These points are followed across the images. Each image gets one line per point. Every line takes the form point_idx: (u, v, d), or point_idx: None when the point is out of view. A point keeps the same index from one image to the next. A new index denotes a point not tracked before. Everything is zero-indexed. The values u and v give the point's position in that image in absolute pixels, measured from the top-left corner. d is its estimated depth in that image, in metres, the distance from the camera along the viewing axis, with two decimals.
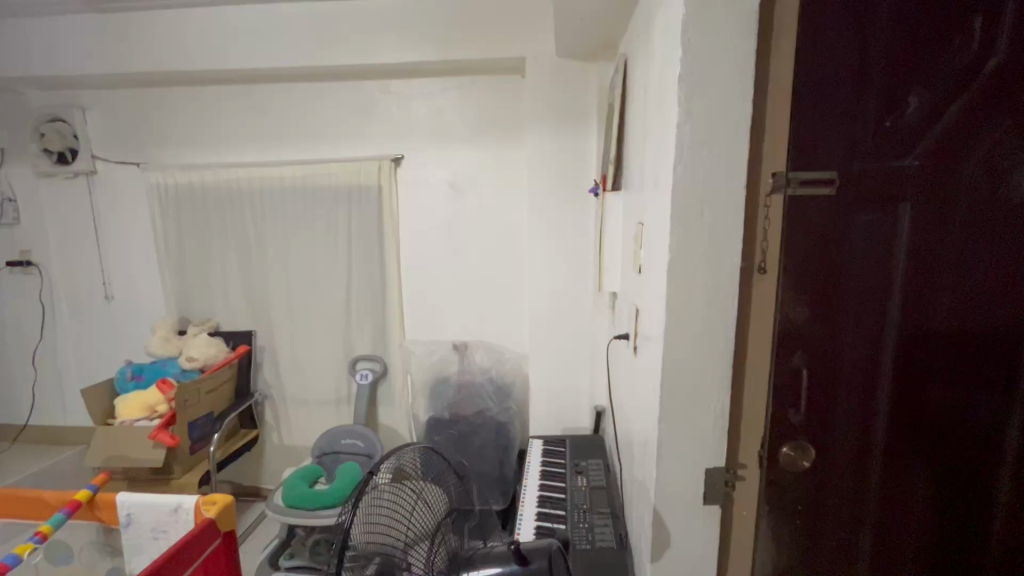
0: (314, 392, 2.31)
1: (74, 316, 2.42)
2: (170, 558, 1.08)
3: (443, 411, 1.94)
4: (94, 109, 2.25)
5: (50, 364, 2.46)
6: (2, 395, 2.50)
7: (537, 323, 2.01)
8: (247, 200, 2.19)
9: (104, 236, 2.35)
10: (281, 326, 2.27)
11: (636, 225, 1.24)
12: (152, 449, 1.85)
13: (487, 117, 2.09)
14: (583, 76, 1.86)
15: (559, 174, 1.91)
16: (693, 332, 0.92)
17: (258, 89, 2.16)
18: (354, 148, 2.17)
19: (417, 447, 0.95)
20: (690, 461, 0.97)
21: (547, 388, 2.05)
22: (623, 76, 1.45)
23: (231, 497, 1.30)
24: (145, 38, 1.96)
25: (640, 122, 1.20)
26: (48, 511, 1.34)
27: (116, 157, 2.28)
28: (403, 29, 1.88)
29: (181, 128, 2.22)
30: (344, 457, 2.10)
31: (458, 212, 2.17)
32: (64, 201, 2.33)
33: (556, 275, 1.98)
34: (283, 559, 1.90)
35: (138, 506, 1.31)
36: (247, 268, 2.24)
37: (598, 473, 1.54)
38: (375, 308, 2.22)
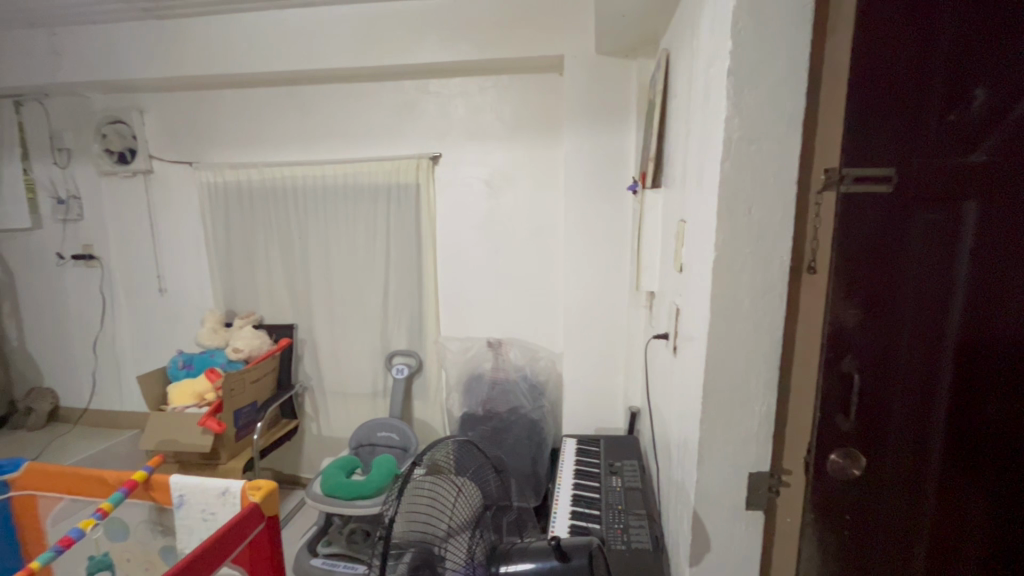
0: (352, 385, 2.37)
1: (131, 307, 2.56)
2: (220, 538, 1.13)
3: (477, 407, 1.98)
4: (151, 111, 2.37)
5: (108, 351, 2.61)
6: (67, 380, 2.68)
7: (572, 321, 2.00)
8: (291, 199, 2.26)
9: (158, 232, 2.47)
10: (321, 321, 2.34)
11: (677, 223, 1.22)
12: (201, 435, 1.94)
13: (525, 115, 2.09)
14: (623, 73, 1.84)
15: (596, 171, 1.89)
16: (737, 333, 0.90)
17: (302, 90, 2.23)
18: (393, 147, 2.21)
19: (449, 441, 0.96)
20: (733, 464, 0.95)
21: (581, 387, 2.04)
22: (665, 71, 1.42)
23: (274, 483, 1.34)
24: (198, 43, 2.06)
25: (683, 118, 1.17)
26: (108, 489, 1.41)
27: (170, 156, 2.39)
28: (443, 29, 1.90)
29: (230, 129, 2.32)
30: (380, 449, 2.14)
31: (494, 210, 2.18)
32: (122, 198, 2.46)
33: (592, 275, 1.97)
34: (321, 546, 1.97)
35: (190, 488, 1.37)
36: (290, 264, 2.32)
37: (634, 474, 1.52)
38: (411, 304, 2.26)
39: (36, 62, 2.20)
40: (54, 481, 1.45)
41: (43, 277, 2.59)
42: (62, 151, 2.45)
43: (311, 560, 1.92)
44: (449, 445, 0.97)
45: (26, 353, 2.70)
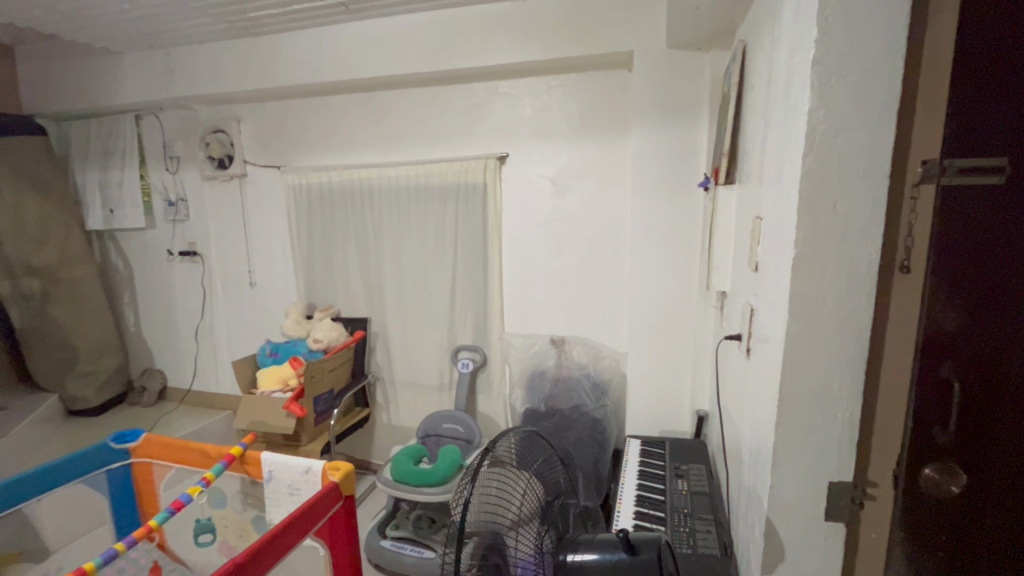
0: (420, 377, 2.47)
1: (226, 299, 2.81)
2: (304, 512, 1.23)
3: (539, 403, 2.01)
4: (246, 121, 2.60)
5: (207, 339, 2.89)
6: (173, 363, 3.00)
7: (637, 321, 1.97)
8: (367, 199, 2.40)
9: (250, 231, 2.70)
10: (392, 315, 2.46)
11: (753, 220, 1.17)
12: (285, 418, 2.10)
13: (591, 114, 2.08)
14: (694, 67, 1.80)
15: (666, 167, 1.86)
16: (820, 335, 0.86)
17: (379, 96, 2.35)
18: (462, 147, 2.27)
19: (510, 435, 1.00)
20: (811, 472, 0.91)
21: (646, 388, 2.01)
22: (740, 63, 1.37)
23: (351, 465, 1.44)
24: (288, 56, 2.23)
25: (761, 111, 1.13)
26: (210, 461, 1.58)
27: (261, 161, 2.60)
28: (512, 32, 1.94)
29: (314, 135, 2.49)
30: (445, 440, 2.22)
31: (560, 208, 2.18)
32: (222, 200, 2.71)
33: (660, 274, 1.93)
34: (390, 529, 2.06)
35: (278, 464, 1.50)
36: (366, 262, 2.46)
37: (701, 478, 1.48)
38: (477, 300, 2.32)
39: (153, 80, 2.48)
40: (166, 451, 1.63)
41: (155, 271, 2.92)
42: (172, 158, 2.74)
43: (380, 541, 2.02)
44: (511, 438, 1.00)
45: (141, 338, 3.05)
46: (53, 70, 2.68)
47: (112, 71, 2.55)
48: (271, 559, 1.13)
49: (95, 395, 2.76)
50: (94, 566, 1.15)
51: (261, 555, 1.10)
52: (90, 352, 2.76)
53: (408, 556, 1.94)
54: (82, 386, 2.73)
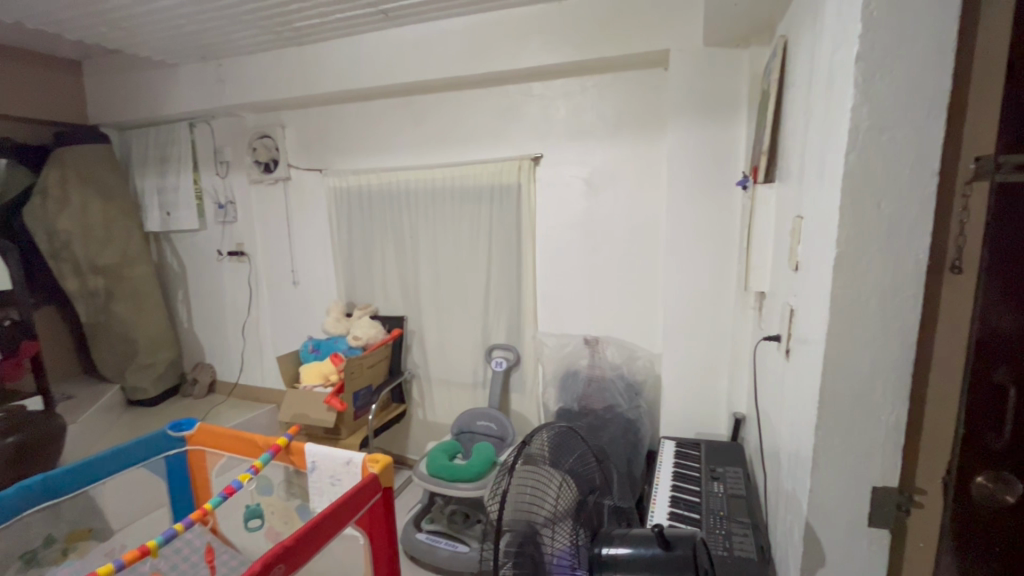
0: (455, 375, 2.52)
1: (271, 297, 2.94)
2: (346, 501, 1.29)
3: (573, 403, 2.02)
4: (290, 126, 2.71)
5: (253, 335, 3.03)
6: (222, 357, 3.16)
7: (672, 322, 1.96)
8: (404, 201, 2.46)
9: (294, 232, 2.81)
10: (429, 314, 2.52)
11: (793, 219, 1.15)
12: (326, 412, 2.18)
13: (626, 114, 2.07)
14: (733, 64, 1.77)
15: (702, 166, 1.84)
16: (863, 337, 0.84)
17: (416, 99, 2.41)
18: (497, 148, 2.30)
19: (544, 430, 1.00)
20: (853, 476, 0.89)
21: (682, 390, 1.98)
22: (781, 60, 1.34)
23: (390, 458, 1.50)
24: (330, 63, 2.32)
25: (802, 109, 1.11)
26: (258, 450, 1.66)
27: (305, 164, 2.71)
28: (547, 34, 1.96)
29: (354, 138, 2.57)
30: (479, 437, 2.26)
31: (594, 208, 2.18)
32: (267, 202, 2.84)
33: (696, 274, 1.90)
34: (425, 522, 2.11)
35: (321, 455, 1.57)
36: (403, 262, 2.53)
37: (738, 481, 1.46)
38: (511, 299, 2.35)
39: (206, 89, 2.61)
40: (219, 440, 1.72)
41: (206, 271, 3.08)
42: (222, 163, 2.88)
43: (416, 534, 2.07)
44: (544, 435, 1.01)
45: (192, 333, 3.22)
46: (116, 82, 2.87)
47: (168, 81, 2.71)
48: (315, 543, 1.19)
49: (152, 386, 2.95)
50: (156, 544, 1.24)
51: (306, 540, 1.16)
52: (147, 346, 2.93)
53: (443, 549, 1.98)
54: (140, 378, 2.91)
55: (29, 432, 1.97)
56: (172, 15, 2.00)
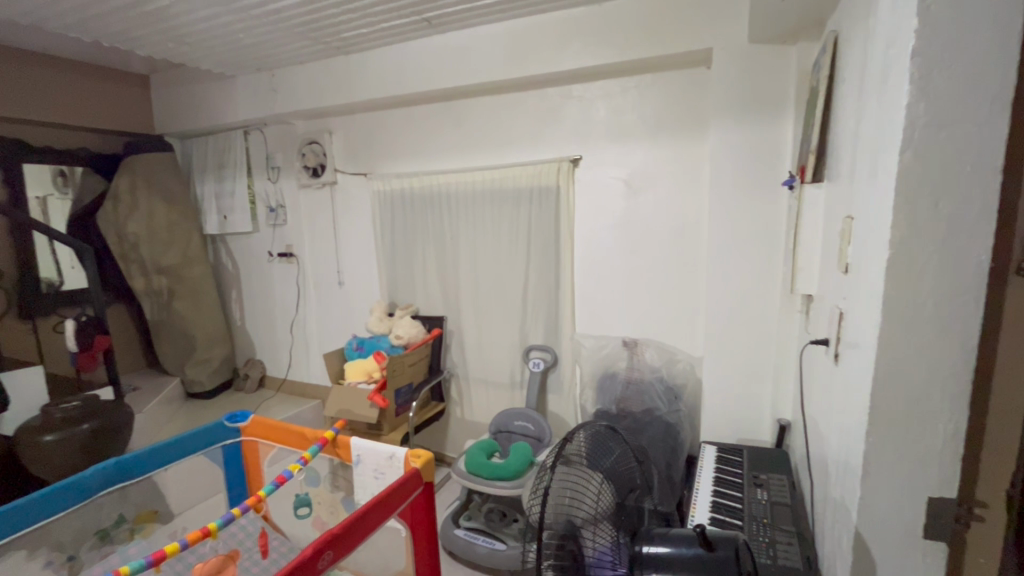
0: (493, 375, 2.55)
1: (317, 296, 3.06)
2: (389, 494, 1.34)
3: (611, 405, 2.01)
4: (337, 132, 2.82)
5: (301, 333, 3.16)
6: (271, 354, 3.31)
7: (714, 325, 1.92)
8: (445, 203, 2.52)
9: (339, 234, 2.92)
10: (468, 314, 2.56)
11: (843, 219, 1.12)
12: (369, 408, 2.26)
13: (667, 114, 2.05)
14: (779, 61, 1.73)
15: (747, 165, 1.80)
16: (919, 340, 0.81)
17: (457, 104, 2.47)
18: (536, 151, 2.32)
19: (580, 433, 1.02)
20: (906, 486, 0.86)
21: (723, 394, 1.94)
22: (831, 55, 1.30)
23: (431, 453, 1.54)
24: (375, 70, 2.40)
25: (854, 105, 1.07)
26: (307, 442, 1.74)
27: (350, 169, 2.81)
28: (587, 36, 1.97)
29: (397, 144, 2.65)
30: (516, 437, 2.28)
31: (633, 209, 2.17)
32: (315, 206, 2.96)
33: (739, 276, 1.86)
34: (463, 519, 2.15)
35: (365, 449, 1.63)
36: (443, 263, 2.59)
37: (782, 489, 1.42)
38: (549, 300, 2.36)
39: (260, 98, 2.76)
40: (271, 432, 1.82)
41: (258, 271, 3.24)
42: (273, 168, 3.02)
43: (454, 530, 2.11)
44: (581, 436, 1.03)
45: (245, 330, 3.39)
46: (179, 94, 3.06)
47: (226, 92, 2.87)
48: (359, 535, 1.24)
49: (208, 380, 3.12)
50: (216, 527, 1.31)
51: (352, 529, 1.22)
52: (204, 342, 3.12)
53: (481, 546, 2.01)
54: (198, 372, 3.09)
55: (101, 420, 2.11)
56: (231, 30, 2.13)
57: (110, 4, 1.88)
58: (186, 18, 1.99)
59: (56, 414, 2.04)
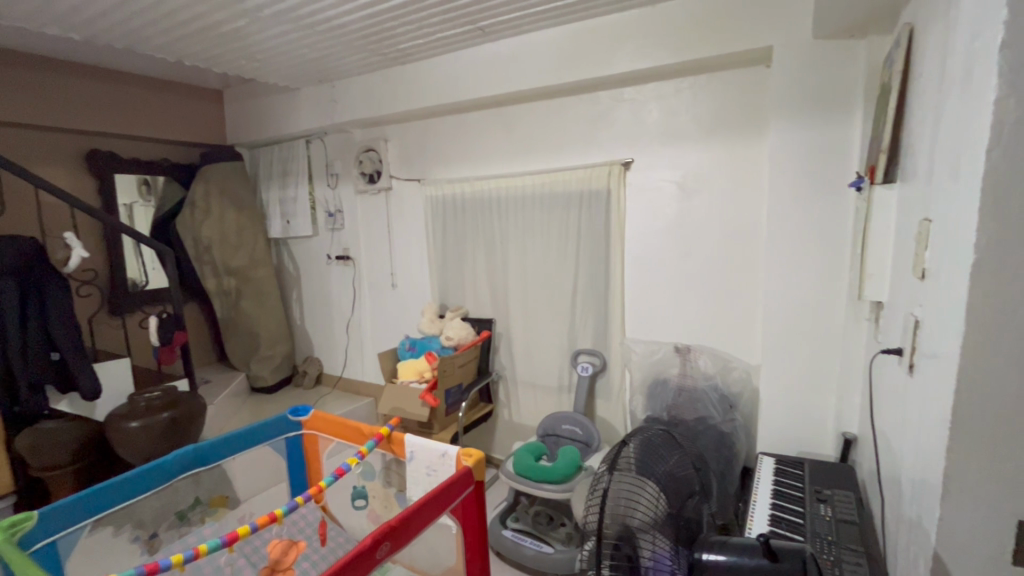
0: (541, 378, 2.56)
1: (372, 297, 3.18)
2: (443, 490, 1.38)
3: (662, 412, 1.98)
4: (392, 140, 2.92)
5: (356, 333, 3.29)
6: (328, 352, 3.46)
7: (770, 332, 1.86)
8: (496, 208, 2.56)
9: (393, 238, 3.02)
10: (516, 317, 2.59)
11: (919, 222, 1.06)
12: (421, 407, 2.32)
13: (723, 114, 2.00)
14: (847, 56, 1.65)
15: (810, 166, 1.73)
16: (1009, 352, 0.76)
17: (509, 109, 2.50)
18: (587, 154, 2.32)
19: (628, 443, 1.05)
20: (992, 507, 0.80)
21: (782, 404, 1.87)
22: (907, 48, 1.23)
23: (482, 453, 1.57)
24: (429, 79, 2.48)
25: (932, 100, 1.01)
26: (364, 437, 1.81)
27: (404, 175, 2.91)
28: (640, 38, 1.96)
29: (449, 150, 2.72)
30: (564, 440, 2.28)
31: (687, 212, 2.12)
32: (371, 210, 3.08)
33: (800, 279, 1.79)
34: (510, 520, 2.17)
35: (418, 446, 1.68)
36: (493, 267, 2.63)
37: (849, 507, 1.34)
38: (598, 304, 2.35)
39: (322, 109, 2.90)
40: (331, 427, 1.91)
41: (317, 273, 3.40)
42: (333, 175, 3.17)
43: (502, 530, 2.14)
44: (630, 447, 1.05)
45: (304, 330, 3.56)
46: (249, 107, 3.27)
47: (290, 104, 3.04)
48: (415, 528, 1.29)
49: (270, 375, 3.30)
50: (281, 513, 1.39)
51: (409, 522, 1.26)
52: (268, 339, 3.30)
53: (529, 548, 2.02)
54: (262, 367, 3.28)
55: (179, 410, 2.28)
56: (298, 45, 2.25)
57: (193, 26, 2.03)
58: (258, 36, 2.13)
59: (141, 402, 2.23)
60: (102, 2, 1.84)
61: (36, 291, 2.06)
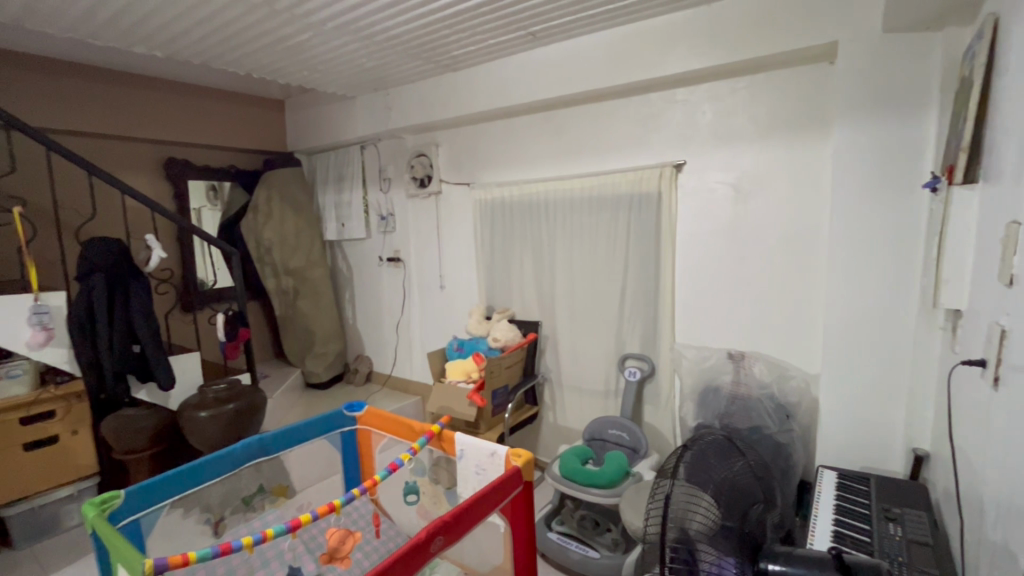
0: (587, 381, 2.55)
1: (421, 298, 3.26)
2: (493, 488, 1.40)
3: (713, 420, 1.93)
4: (443, 145, 2.99)
5: (405, 332, 3.38)
6: (378, 351, 3.57)
7: (832, 340, 1.77)
8: (544, 211, 2.57)
9: (442, 241, 3.09)
10: (563, 320, 2.59)
11: (1006, 226, 0.99)
12: (468, 406, 2.36)
13: (783, 114, 1.93)
14: (921, 50, 1.57)
15: (879, 166, 1.64)
16: None
17: (558, 113, 2.51)
18: (637, 156, 2.30)
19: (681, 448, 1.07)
20: None
21: (846, 416, 1.78)
22: (991, 40, 1.16)
23: (532, 454, 1.58)
24: (481, 85, 2.52)
25: (1022, 95, 0.95)
26: (416, 434, 1.87)
27: (454, 179, 2.97)
28: (694, 38, 1.92)
29: (498, 154, 2.75)
30: (611, 446, 2.27)
31: (742, 215, 2.06)
32: (421, 214, 3.16)
33: (866, 285, 1.70)
34: (555, 523, 2.17)
35: (469, 445, 1.71)
36: (539, 271, 2.64)
37: (922, 527, 1.26)
38: (647, 308, 2.32)
39: (377, 116, 3.01)
40: (384, 423, 1.97)
41: (369, 274, 3.52)
42: (385, 180, 3.28)
43: (547, 533, 2.13)
44: (686, 452, 1.07)
45: (355, 328, 3.69)
46: (308, 115, 3.43)
47: (347, 112, 3.17)
48: (467, 524, 1.31)
49: (324, 372, 3.44)
50: (340, 504, 1.45)
51: (461, 518, 1.29)
52: (322, 337, 3.45)
53: (574, 552, 2.01)
54: (316, 364, 3.42)
55: (242, 402, 2.41)
56: (355, 56, 2.35)
57: (260, 41, 2.16)
58: (319, 48, 2.24)
59: (209, 394, 2.38)
60: (182, 22, 1.98)
61: (122, 290, 2.23)
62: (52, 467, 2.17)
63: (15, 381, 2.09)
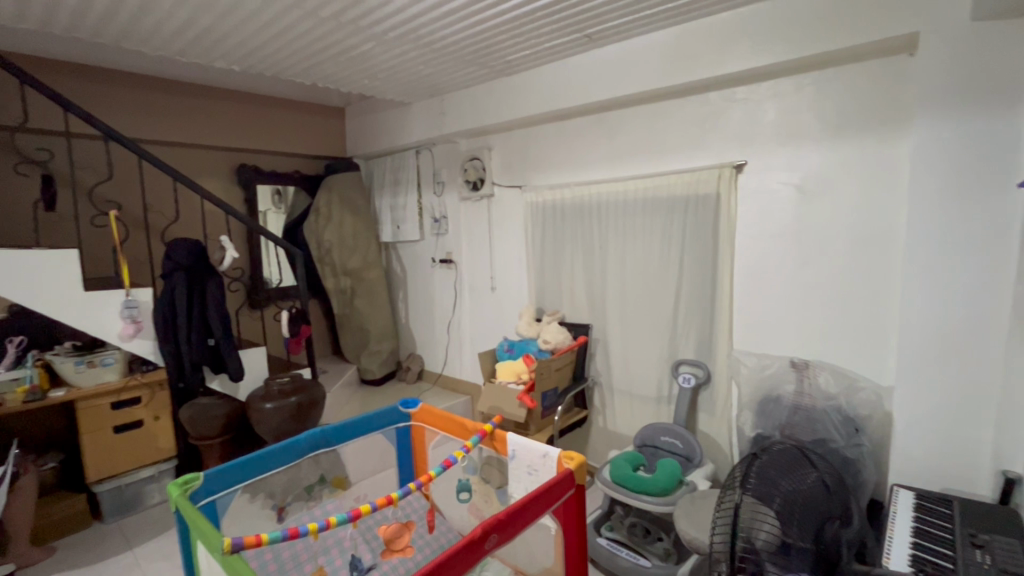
0: (639, 386, 2.50)
1: (472, 299, 3.31)
2: (547, 489, 1.40)
3: (774, 431, 1.84)
4: (495, 149, 3.03)
5: (456, 333, 3.44)
6: (430, 350, 3.65)
7: (908, 351, 1.66)
8: (596, 214, 2.55)
9: (493, 243, 3.12)
10: (614, 323, 2.56)
11: None
12: (518, 407, 2.37)
13: (854, 111, 1.83)
14: (1016, 37, 1.44)
15: (965, 164, 1.53)
16: None
17: (611, 115, 2.49)
18: (694, 157, 2.24)
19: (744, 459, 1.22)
20: None
21: (924, 433, 1.66)
22: None
23: (584, 457, 1.57)
24: (534, 89, 2.54)
25: None
26: (468, 433, 1.90)
27: (506, 181, 3.00)
28: (757, 35, 1.86)
29: (551, 157, 2.76)
30: (663, 453, 2.21)
31: (807, 217, 1.97)
32: (473, 216, 3.21)
33: (948, 292, 1.58)
34: (605, 529, 2.15)
35: (521, 446, 1.72)
36: (591, 274, 2.62)
37: (1014, 557, 1.16)
38: (703, 312, 2.25)
39: (432, 121, 3.09)
40: (439, 421, 2.02)
41: (422, 275, 3.61)
42: (439, 183, 3.35)
43: (597, 539, 2.11)
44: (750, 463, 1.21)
45: (407, 327, 3.79)
46: (366, 121, 3.57)
47: (403, 117, 3.27)
48: (522, 523, 1.33)
49: (377, 369, 3.56)
50: (397, 496, 1.49)
51: (515, 517, 1.30)
52: (376, 335, 3.57)
53: (624, 560, 1.99)
54: (371, 361, 3.55)
55: (304, 395, 2.53)
56: (414, 63, 2.42)
57: (326, 52, 2.27)
58: (380, 57, 2.33)
59: (274, 386, 2.52)
60: (257, 36, 2.12)
61: (200, 287, 2.41)
62: (137, 449, 2.37)
63: (108, 368, 2.27)
